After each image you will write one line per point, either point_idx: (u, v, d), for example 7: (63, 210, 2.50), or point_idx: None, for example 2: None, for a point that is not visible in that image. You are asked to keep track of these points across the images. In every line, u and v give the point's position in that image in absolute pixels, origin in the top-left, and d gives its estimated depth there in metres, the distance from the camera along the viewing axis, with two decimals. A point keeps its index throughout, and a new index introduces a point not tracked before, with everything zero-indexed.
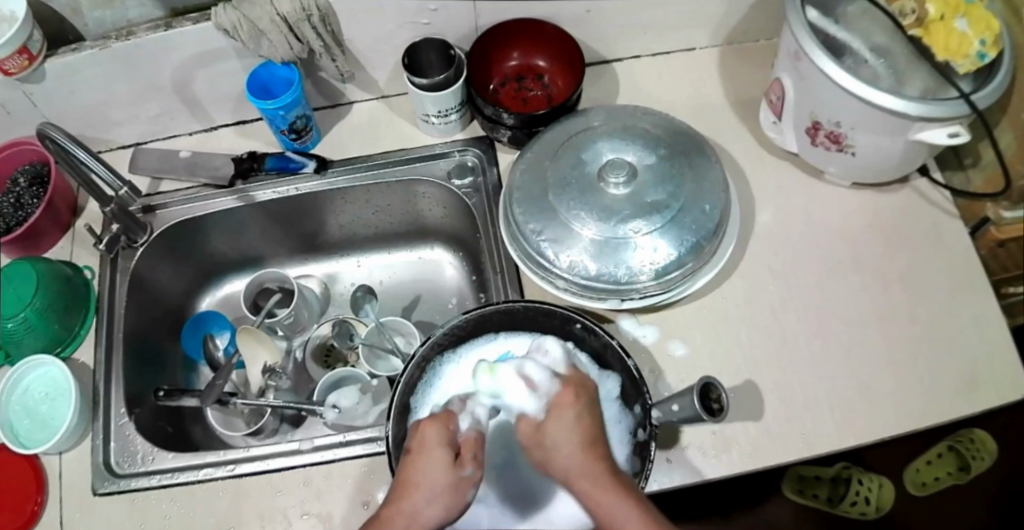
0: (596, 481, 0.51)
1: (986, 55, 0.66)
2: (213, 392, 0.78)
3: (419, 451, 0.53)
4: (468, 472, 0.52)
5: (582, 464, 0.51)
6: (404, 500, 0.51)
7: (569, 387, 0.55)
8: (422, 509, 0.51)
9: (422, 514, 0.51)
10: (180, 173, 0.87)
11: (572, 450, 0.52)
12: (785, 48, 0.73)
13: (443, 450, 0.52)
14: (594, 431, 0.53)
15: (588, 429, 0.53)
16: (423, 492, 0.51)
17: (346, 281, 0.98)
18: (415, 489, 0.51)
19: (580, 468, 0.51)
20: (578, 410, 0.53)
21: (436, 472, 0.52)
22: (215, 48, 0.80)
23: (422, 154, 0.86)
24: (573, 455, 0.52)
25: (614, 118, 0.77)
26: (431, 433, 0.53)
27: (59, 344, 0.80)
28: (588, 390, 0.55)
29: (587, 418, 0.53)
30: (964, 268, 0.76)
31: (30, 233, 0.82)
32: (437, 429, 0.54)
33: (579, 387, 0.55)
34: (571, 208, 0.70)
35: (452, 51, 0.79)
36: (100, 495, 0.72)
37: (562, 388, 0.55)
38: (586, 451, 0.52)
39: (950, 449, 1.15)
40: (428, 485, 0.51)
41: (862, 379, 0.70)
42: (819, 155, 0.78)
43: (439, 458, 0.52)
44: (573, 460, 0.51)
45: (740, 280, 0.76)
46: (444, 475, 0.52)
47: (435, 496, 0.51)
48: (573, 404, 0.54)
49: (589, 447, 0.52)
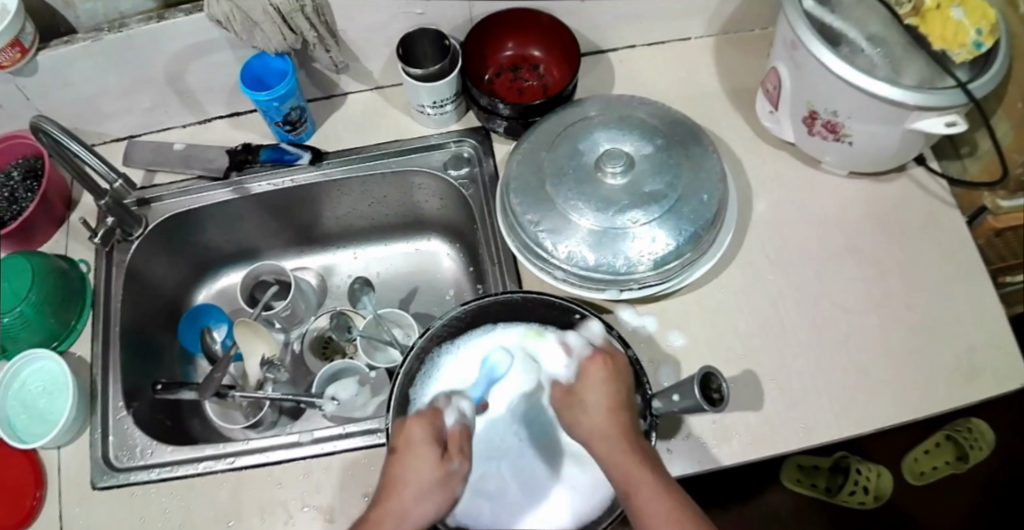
0: (619, 437, 0.58)
1: (982, 45, 0.65)
2: (211, 386, 0.78)
3: (406, 450, 0.57)
4: (453, 465, 0.58)
5: (604, 424, 0.59)
6: (393, 501, 0.56)
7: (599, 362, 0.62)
8: (411, 507, 0.55)
9: (410, 514, 0.55)
10: (174, 164, 0.87)
11: (602, 412, 0.59)
12: (781, 37, 0.73)
13: (428, 445, 0.57)
14: (622, 396, 0.60)
15: (618, 394, 0.60)
16: (410, 491, 0.56)
17: (343, 273, 0.98)
18: (403, 489, 0.56)
19: (607, 428, 0.58)
20: (608, 380, 0.60)
21: (423, 468, 0.57)
22: (208, 40, 0.79)
23: (418, 145, 0.86)
24: (603, 416, 0.59)
25: (610, 108, 0.77)
26: (418, 430, 0.58)
27: (55, 338, 0.79)
28: (619, 362, 0.61)
29: (617, 387, 0.60)
30: (961, 256, 0.76)
31: (26, 227, 0.82)
32: (422, 426, 0.59)
33: (608, 359, 0.61)
34: (568, 198, 0.70)
35: (446, 40, 0.79)
36: (98, 489, 0.72)
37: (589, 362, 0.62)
38: (611, 412, 0.59)
39: (948, 439, 1.15)
40: (415, 481, 0.56)
41: (859, 368, 0.70)
42: (816, 144, 0.78)
43: (425, 454, 0.57)
44: (605, 414, 0.59)
45: (738, 270, 0.76)
46: (430, 472, 0.56)
47: (424, 494, 0.56)
48: (607, 371, 0.61)
49: (613, 410, 0.59)
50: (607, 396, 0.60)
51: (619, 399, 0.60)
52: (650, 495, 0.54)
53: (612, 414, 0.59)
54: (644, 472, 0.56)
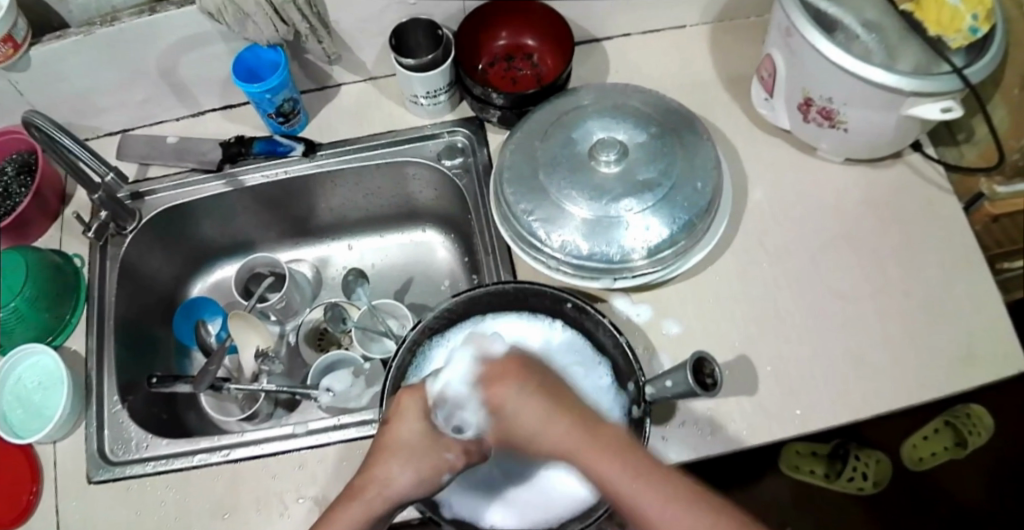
0: (581, 448, 0.49)
1: (979, 30, 0.65)
2: (206, 378, 0.78)
3: (396, 418, 0.54)
4: (451, 457, 0.53)
5: (559, 434, 0.50)
6: (379, 466, 0.52)
7: (501, 375, 0.53)
8: (395, 475, 0.52)
9: (393, 483, 0.51)
10: (168, 158, 0.87)
11: (541, 426, 0.50)
12: (776, 23, 0.73)
13: (419, 418, 0.53)
14: (552, 392, 0.52)
15: (543, 399, 0.51)
16: (399, 460, 0.52)
17: (338, 265, 0.98)
18: (391, 456, 0.52)
19: (561, 443, 0.50)
20: (522, 385, 0.52)
21: (417, 441, 0.53)
22: (200, 32, 0.79)
23: (411, 136, 0.85)
24: (549, 429, 0.50)
25: (604, 97, 0.76)
26: (409, 402, 0.54)
27: (49, 333, 0.79)
28: (523, 368, 0.53)
29: (533, 389, 0.52)
30: (958, 242, 0.75)
31: (20, 223, 0.81)
32: (416, 398, 0.54)
33: (520, 366, 0.53)
34: (561, 187, 0.70)
35: (440, 31, 0.78)
36: (94, 482, 0.71)
37: (491, 389, 0.53)
38: (547, 416, 0.50)
39: (947, 425, 1.13)
40: (404, 451, 0.52)
41: (856, 355, 0.70)
42: (812, 131, 0.77)
43: (418, 428, 0.53)
44: (541, 425, 0.51)
45: (732, 258, 0.76)
46: (419, 440, 0.53)
47: (409, 463, 0.52)
48: (516, 381, 0.52)
49: (549, 416, 0.50)
50: (535, 406, 0.51)
51: (551, 396, 0.51)
52: (632, 495, 0.47)
53: (556, 426, 0.50)
54: (611, 466, 0.48)
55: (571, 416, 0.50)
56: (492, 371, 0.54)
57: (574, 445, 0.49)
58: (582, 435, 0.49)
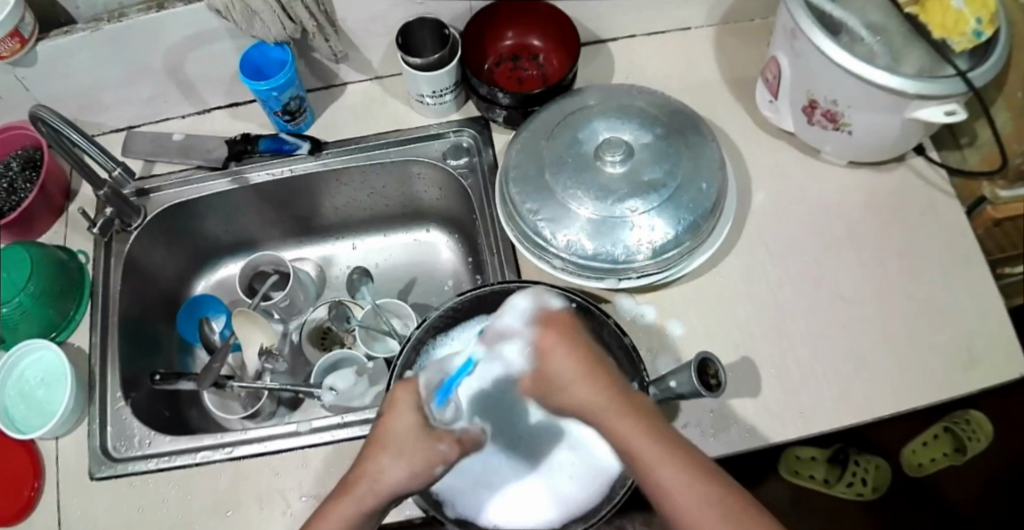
0: (619, 418, 0.47)
1: (983, 34, 0.65)
2: (209, 377, 0.78)
3: (389, 412, 0.52)
4: (442, 449, 0.52)
5: (595, 398, 0.48)
6: (370, 462, 0.51)
7: (551, 327, 0.52)
8: (386, 469, 0.50)
9: (385, 477, 0.50)
10: (173, 155, 0.87)
11: (578, 386, 0.49)
12: (782, 26, 0.73)
13: (413, 412, 0.52)
14: (595, 359, 0.50)
15: (590, 360, 0.50)
16: (389, 454, 0.51)
17: (342, 263, 0.98)
18: (382, 451, 0.51)
19: (601, 409, 0.48)
20: (568, 343, 0.50)
21: (409, 435, 0.51)
22: (207, 29, 0.79)
23: (416, 135, 0.86)
24: (586, 390, 0.48)
25: (609, 97, 0.77)
26: (403, 393, 0.52)
27: (53, 329, 0.79)
28: (571, 327, 0.52)
29: (586, 350, 0.50)
30: (960, 245, 0.76)
31: (24, 218, 0.81)
32: (408, 392, 0.53)
33: (564, 327, 0.52)
34: (567, 187, 0.70)
35: (445, 30, 0.79)
36: (96, 479, 0.72)
37: (545, 334, 0.51)
38: (588, 378, 0.49)
39: (946, 430, 1.13)
40: (395, 447, 0.51)
41: (858, 357, 0.70)
42: (815, 133, 0.77)
43: (412, 421, 0.52)
44: (582, 392, 0.49)
45: (736, 259, 0.76)
46: (411, 436, 0.51)
47: (400, 458, 0.51)
48: (564, 338, 0.51)
49: (591, 376, 0.49)
50: (576, 366, 0.49)
51: (594, 362, 0.50)
52: (665, 473, 0.45)
53: (595, 389, 0.48)
54: (649, 442, 0.46)
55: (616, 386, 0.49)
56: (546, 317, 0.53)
57: (607, 412, 0.48)
58: (618, 404, 0.48)
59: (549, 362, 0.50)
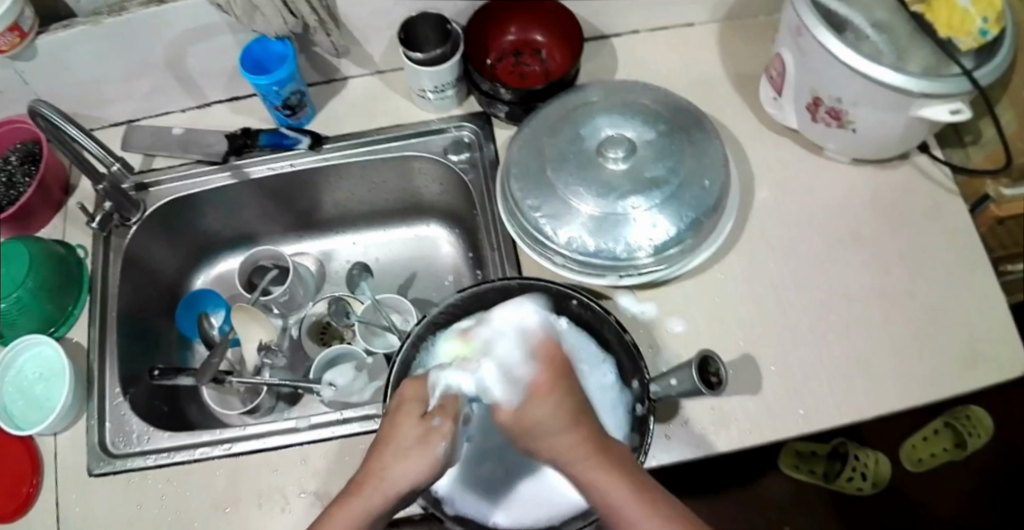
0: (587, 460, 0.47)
1: (989, 32, 0.64)
2: (208, 371, 0.77)
3: (395, 411, 0.52)
4: (438, 423, 0.50)
5: (572, 446, 0.47)
6: (377, 462, 0.50)
7: (548, 363, 0.50)
8: (393, 467, 0.49)
9: (393, 476, 0.49)
10: (173, 148, 0.86)
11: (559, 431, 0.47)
12: (786, 23, 0.72)
13: (416, 406, 0.51)
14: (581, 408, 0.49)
15: (573, 408, 0.48)
16: (393, 452, 0.49)
17: (342, 258, 0.98)
18: (387, 452, 0.50)
19: (573, 450, 0.47)
20: (559, 392, 0.49)
21: (411, 429, 0.50)
22: (208, 23, 0.78)
23: (418, 130, 0.85)
24: (565, 439, 0.47)
25: (612, 93, 0.76)
26: (409, 390, 0.52)
27: (51, 324, 0.79)
28: (562, 367, 0.50)
29: (571, 392, 0.49)
30: (964, 244, 0.75)
31: (23, 212, 0.81)
32: (415, 388, 0.53)
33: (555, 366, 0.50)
34: (569, 183, 0.70)
35: (448, 25, 0.78)
36: (94, 475, 0.71)
37: (539, 372, 0.50)
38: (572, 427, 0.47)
39: (947, 426, 1.14)
40: (399, 442, 0.49)
41: (860, 356, 0.70)
42: (819, 131, 0.77)
43: (414, 415, 0.51)
44: (561, 438, 0.47)
45: (738, 257, 0.76)
46: (413, 428, 0.50)
47: (406, 455, 0.49)
48: (556, 382, 0.49)
49: (575, 421, 0.48)
50: (560, 412, 0.48)
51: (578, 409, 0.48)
52: (639, 515, 0.45)
53: (574, 437, 0.47)
54: (622, 483, 0.46)
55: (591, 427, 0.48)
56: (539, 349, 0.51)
57: (583, 462, 0.47)
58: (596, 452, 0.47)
59: (537, 402, 0.48)
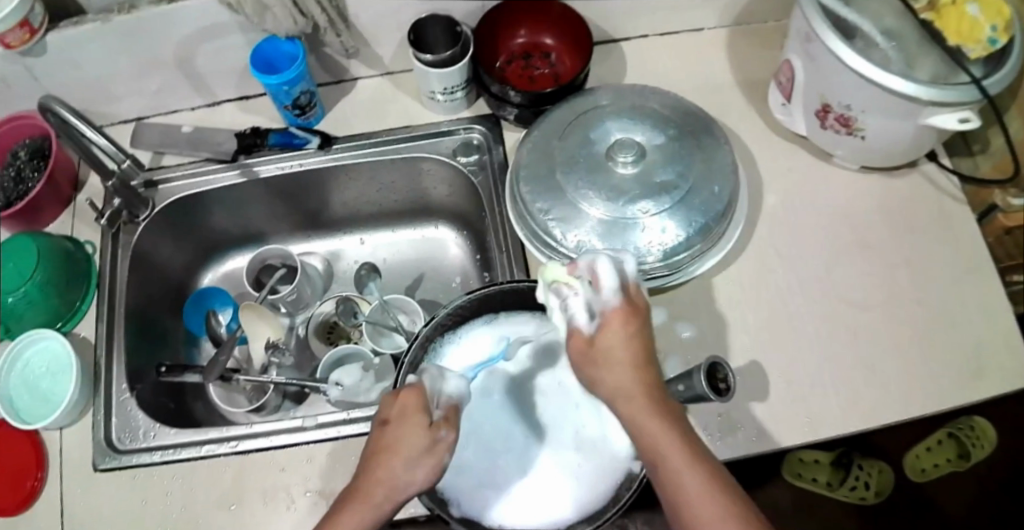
0: (644, 407, 0.46)
1: (997, 41, 0.65)
2: (216, 369, 0.78)
3: (395, 419, 0.51)
4: (445, 434, 0.51)
5: (630, 385, 0.47)
6: (381, 470, 0.50)
7: (628, 309, 0.49)
8: (401, 476, 0.49)
9: (401, 484, 0.49)
10: (182, 147, 0.87)
11: (621, 367, 0.47)
12: (796, 29, 0.73)
13: (420, 414, 0.51)
14: (648, 356, 0.48)
15: (638, 350, 0.48)
16: (401, 461, 0.49)
17: (349, 258, 0.98)
18: (394, 458, 0.50)
19: (635, 392, 0.47)
20: (628, 330, 0.48)
21: (416, 439, 0.50)
22: (219, 22, 0.79)
23: (426, 131, 0.86)
24: (620, 370, 0.47)
25: (622, 97, 0.76)
26: (410, 401, 0.52)
27: (59, 319, 0.79)
28: (640, 314, 0.49)
29: (638, 336, 0.48)
30: (970, 253, 0.75)
31: (32, 207, 0.81)
32: (416, 397, 0.52)
33: (633, 309, 0.49)
34: (578, 187, 0.70)
35: (458, 27, 0.78)
36: (100, 470, 0.71)
37: (615, 307, 0.49)
38: (637, 369, 0.47)
39: (950, 437, 1.14)
40: (407, 451, 0.50)
41: (866, 363, 0.70)
42: (828, 138, 0.77)
43: (418, 425, 0.51)
44: (617, 381, 0.47)
45: (745, 262, 0.76)
46: (419, 439, 0.50)
47: (413, 463, 0.50)
48: (628, 324, 0.48)
49: (636, 367, 0.48)
50: (627, 350, 0.48)
51: (643, 355, 0.48)
52: (683, 469, 0.44)
53: (635, 375, 0.47)
54: (674, 438, 0.45)
55: (655, 379, 0.48)
56: (625, 297, 0.49)
57: (635, 404, 0.47)
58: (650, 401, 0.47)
59: (599, 345, 0.48)
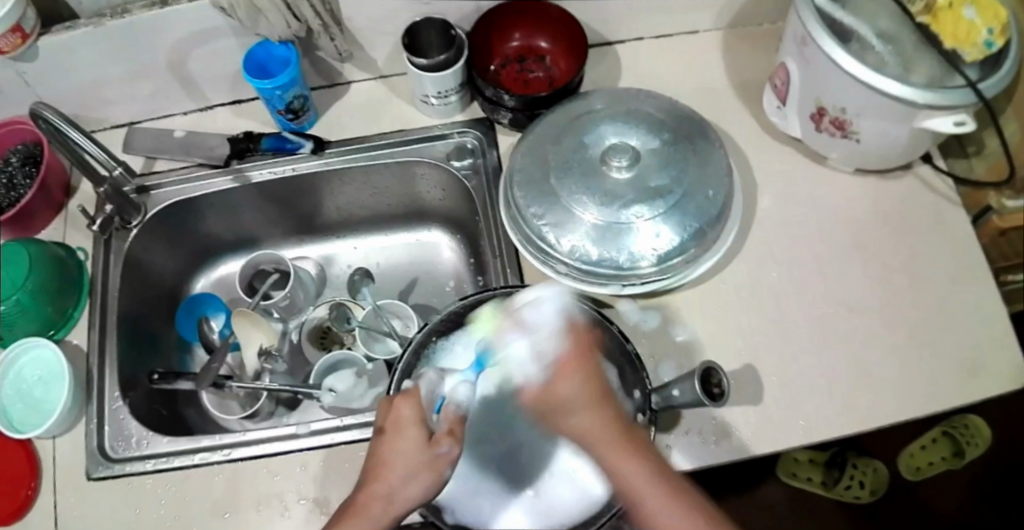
0: (611, 439, 0.50)
1: (994, 44, 0.65)
2: (208, 376, 0.77)
3: (394, 430, 0.52)
4: (444, 450, 0.52)
5: (593, 424, 0.50)
6: (379, 484, 0.51)
7: (574, 355, 0.52)
8: (398, 490, 0.51)
9: (399, 497, 0.51)
10: (175, 152, 0.86)
11: (582, 411, 0.50)
12: (792, 32, 0.72)
13: (416, 427, 0.52)
14: (605, 392, 0.51)
15: (595, 388, 0.51)
16: (397, 474, 0.51)
17: (343, 263, 0.98)
18: (389, 472, 0.51)
19: (597, 430, 0.50)
20: (582, 373, 0.51)
21: (413, 451, 0.51)
22: (211, 26, 0.78)
23: (420, 136, 0.85)
24: (585, 416, 0.50)
25: (616, 101, 0.76)
26: (406, 411, 0.52)
27: (51, 327, 0.79)
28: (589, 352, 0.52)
29: (592, 372, 0.51)
30: (966, 255, 0.75)
31: (24, 214, 0.81)
32: (410, 405, 0.52)
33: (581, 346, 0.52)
34: (573, 192, 0.70)
35: (452, 31, 0.78)
36: (93, 479, 0.71)
37: (564, 353, 0.52)
38: (593, 409, 0.50)
39: (945, 435, 1.13)
40: (402, 464, 0.51)
41: (861, 367, 0.70)
42: (823, 140, 0.77)
43: (413, 437, 0.51)
44: (581, 425, 0.50)
45: (740, 266, 0.76)
46: (417, 453, 0.51)
47: (411, 478, 0.51)
48: (581, 368, 0.51)
49: (597, 402, 0.50)
50: (587, 391, 0.50)
51: (599, 396, 0.51)
52: (655, 503, 0.48)
53: (595, 415, 0.50)
54: (640, 469, 0.49)
55: (615, 411, 0.51)
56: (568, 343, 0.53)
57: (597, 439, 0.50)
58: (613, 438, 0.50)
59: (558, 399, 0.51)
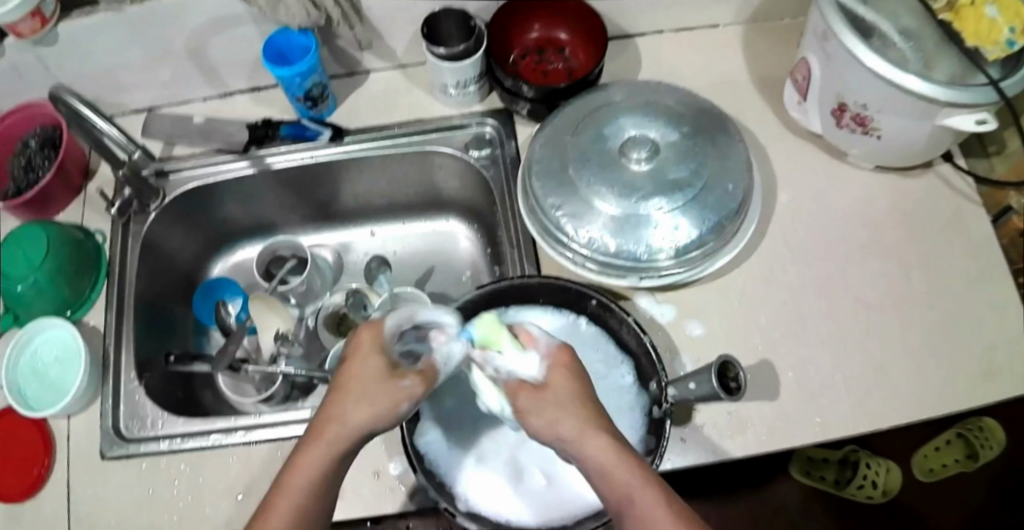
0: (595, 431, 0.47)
1: (1016, 42, 0.63)
2: (225, 358, 0.78)
3: (354, 357, 0.50)
4: (406, 384, 0.49)
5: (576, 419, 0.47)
6: (335, 404, 0.48)
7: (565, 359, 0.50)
8: (351, 413, 0.48)
9: (351, 419, 0.48)
10: (194, 138, 0.87)
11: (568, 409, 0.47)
12: (814, 27, 0.72)
13: (376, 355, 0.50)
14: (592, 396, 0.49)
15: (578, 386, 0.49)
16: (354, 396, 0.48)
17: (359, 251, 0.98)
18: (346, 395, 0.49)
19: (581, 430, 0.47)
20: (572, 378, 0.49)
21: (372, 376, 0.49)
22: (232, 13, 0.78)
23: (439, 125, 0.85)
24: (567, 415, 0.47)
25: (636, 93, 0.76)
26: (366, 336, 0.50)
27: (69, 307, 0.80)
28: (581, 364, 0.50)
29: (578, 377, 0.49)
30: (985, 254, 0.75)
31: (43, 195, 0.81)
32: (374, 333, 0.51)
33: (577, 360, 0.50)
34: (591, 184, 0.70)
35: (472, 21, 0.79)
36: (108, 458, 0.72)
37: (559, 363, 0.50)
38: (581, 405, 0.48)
39: (958, 437, 1.13)
40: (359, 387, 0.49)
41: (877, 364, 0.70)
42: (843, 137, 0.77)
43: (377, 362, 0.49)
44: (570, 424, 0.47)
45: (757, 261, 0.75)
46: (376, 376, 0.49)
47: (365, 401, 0.48)
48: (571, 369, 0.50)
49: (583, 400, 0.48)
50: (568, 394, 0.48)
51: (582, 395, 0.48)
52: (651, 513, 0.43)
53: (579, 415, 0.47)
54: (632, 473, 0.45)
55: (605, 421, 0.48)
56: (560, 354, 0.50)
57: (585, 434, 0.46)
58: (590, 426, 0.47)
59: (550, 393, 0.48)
